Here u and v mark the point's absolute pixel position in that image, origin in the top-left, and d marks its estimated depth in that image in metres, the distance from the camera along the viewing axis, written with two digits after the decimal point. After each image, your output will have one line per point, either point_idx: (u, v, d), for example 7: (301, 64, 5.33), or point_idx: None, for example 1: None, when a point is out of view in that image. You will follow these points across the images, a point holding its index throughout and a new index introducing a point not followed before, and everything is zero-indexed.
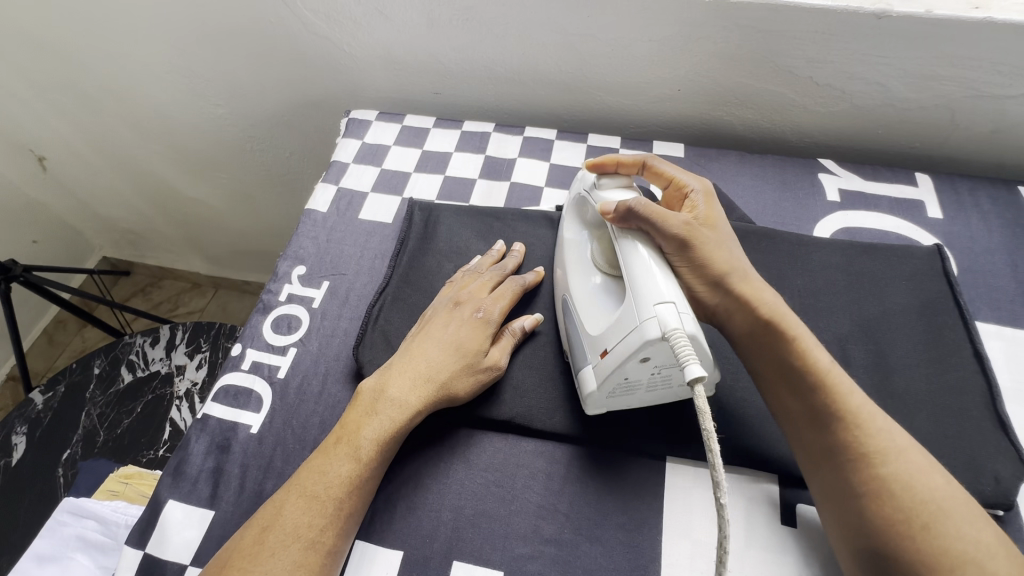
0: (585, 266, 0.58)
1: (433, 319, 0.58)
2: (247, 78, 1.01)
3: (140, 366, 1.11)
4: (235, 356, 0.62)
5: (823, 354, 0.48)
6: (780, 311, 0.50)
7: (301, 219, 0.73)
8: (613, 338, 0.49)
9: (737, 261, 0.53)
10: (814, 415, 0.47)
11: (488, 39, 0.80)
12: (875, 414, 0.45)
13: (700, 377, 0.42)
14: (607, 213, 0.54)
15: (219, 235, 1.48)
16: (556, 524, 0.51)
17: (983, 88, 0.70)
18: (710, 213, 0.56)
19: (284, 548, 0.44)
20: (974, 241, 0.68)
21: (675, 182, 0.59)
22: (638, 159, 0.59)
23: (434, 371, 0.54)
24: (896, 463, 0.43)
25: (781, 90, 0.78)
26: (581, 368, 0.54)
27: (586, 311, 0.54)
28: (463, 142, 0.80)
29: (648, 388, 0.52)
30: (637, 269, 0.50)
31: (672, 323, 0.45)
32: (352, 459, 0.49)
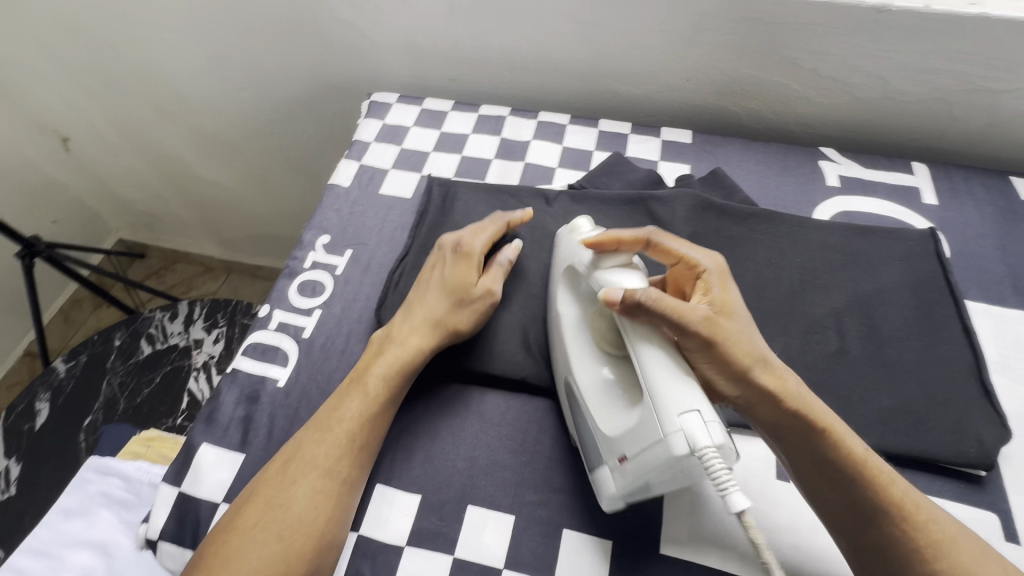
0: (589, 352, 0.54)
1: (424, 271, 0.63)
2: (272, 62, 1.05)
3: (160, 339, 1.14)
4: (263, 317, 0.65)
5: (856, 439, 0.48)
6: (808, 400, 0.48)
7: (325, 193, 0.77)
8: (632, 445, 0.45)
9: (760, 348, 0.49)
10: (863, 514, 0.46)
11: (505, 27, 0.84)
12: (918, 502, 0.46)
13: (745, 508, 0.39)
14: (614, 304, 0.48)
15: (234, 219, 1.53)
16: (565, 474, 0.55)
17: (978, 81, 0.74)
18: (726, 298, 0.52)
19: (310, 484, 0.49)
20: (967, 226, 0.71)
21: (684, 260, 0.55)
22: (642, 236, 0.54)
23: (430, 313, 0.58)
24: (948, 556, 0.44)
25: (785, 81, 0.81)
26: (597, 467, 0.51)
27: (599, 409, 0.50)
28: (480, 124, 0.84)
29: (673, 483, 0.48)
30: (656, 372, 0.44)
31: (701, 439, 0.40)
32: (362, 396, 0.54)
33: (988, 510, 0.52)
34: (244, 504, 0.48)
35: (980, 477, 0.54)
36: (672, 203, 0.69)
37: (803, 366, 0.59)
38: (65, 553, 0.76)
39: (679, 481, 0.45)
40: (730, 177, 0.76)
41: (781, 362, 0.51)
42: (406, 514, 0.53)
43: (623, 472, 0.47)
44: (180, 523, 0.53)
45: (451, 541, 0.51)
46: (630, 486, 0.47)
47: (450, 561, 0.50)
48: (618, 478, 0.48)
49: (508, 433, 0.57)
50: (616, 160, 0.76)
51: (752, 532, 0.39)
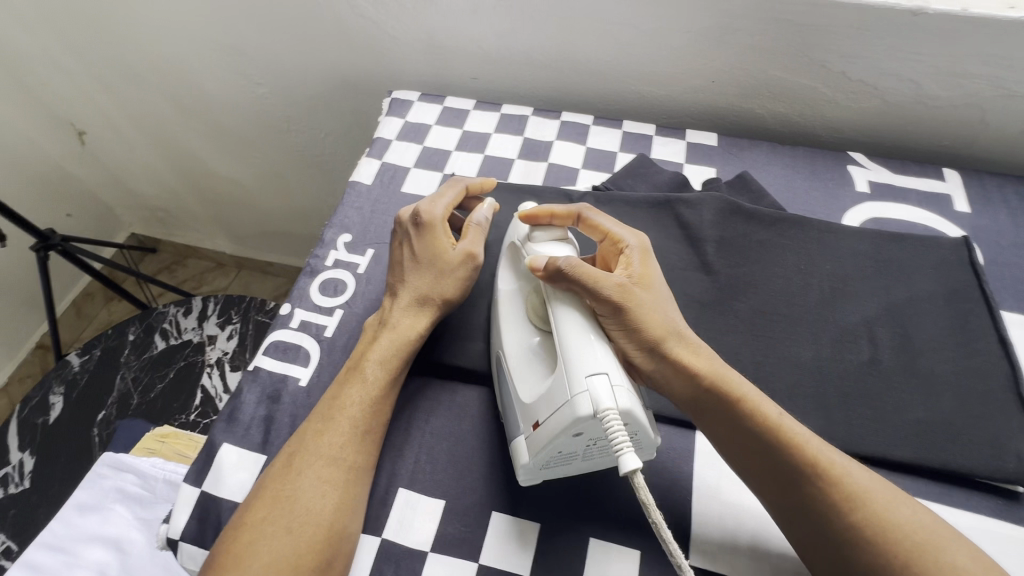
0: (519, 324, 0.56)
1: (395, 247, 0.61)
2: (291, 58, 1.05)
3: (173, 335, 1.14)
4: (284, 315, 0.65)
5: (770, 405, 0.49)
6: (718, 371, 0.51)
7: (346, 191, 0.76)
8: (544, 411, 0.48)
9: (673, 322, 0.53)
10: (779, 474, 0.47)
11: (530, 25, 0.83)
12: (830, 456, 0.47)
13: (636, 468, 0.41)
14: (538, 271, 0.53)
15: (247, 216, 1.52)
16: (591, 482, 0.53)
17: (1013, 86, 0.72)
18: (645, 272, 0.55)
19: (316, 474, 0.48)
20: (1001, 234, 0.69)
21: (610, 236, 0.59)
22: (573, 212, 0.59)
23: (415, 288, 0.58)
24: (865, 507, 0.44)
25: (814, 85, 0.80)
26: (513, 438, 0.52)
27: (521, 377, 0.52)
28: (503, 124, 0.83)
29: (584, 458, 0.50)
30: (572, 338, 0.49)
31: (604, 401, 0.44)
32: (361, 384, 0.53)
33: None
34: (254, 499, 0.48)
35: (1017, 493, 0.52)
36: (699, 207, 0.68)
37: (834, 376, 0.58)
38: (80, 548, 0.77)
39: (584, 447, 0.48)
40: (757, 181, 0.74)
41: (694, 335, 0.54)
42: (430, 519, 0.52)
43: (536, 442, 0.48)
44: (202, 523, 0.52)
45: (476, 547, 0.51)
46: (540, 456, 0.48)
47: (476, 568, 0.50)
48: (529, 448, 0.49)
49: None
50: (642, 162, 0.75)
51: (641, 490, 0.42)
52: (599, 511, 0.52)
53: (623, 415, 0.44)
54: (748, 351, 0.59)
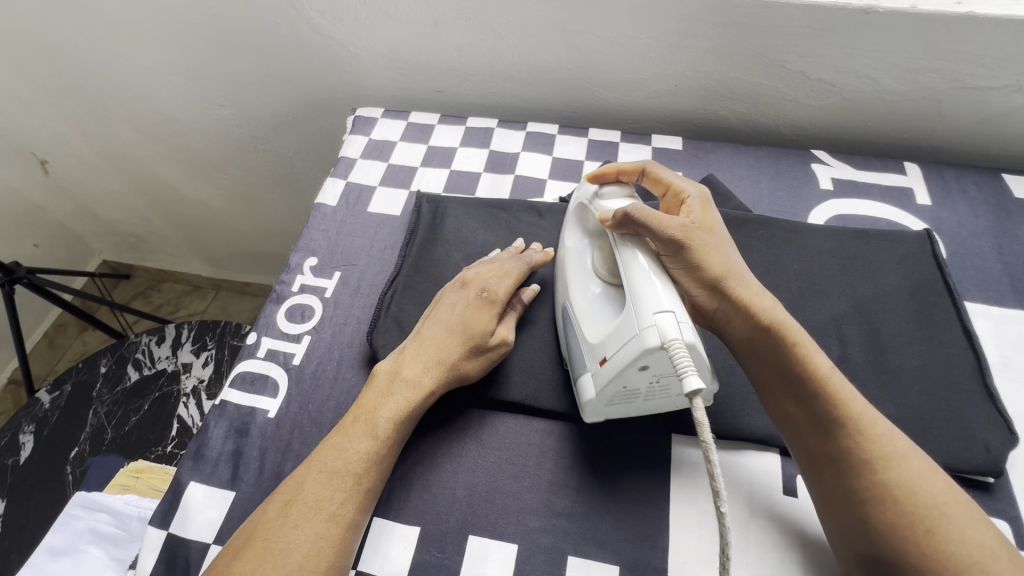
0: (585, 274, 0.58)
1: (441, 304, 0.59)
2: (253, 78, 1.03)
3: (147, 364, 1.12)
4: (250, 345, 0.63)
5: (822, 359, 0.49)
6: (778, 317, 0.51)
7: (311, 213, 0.75)
8: (612, 346, 0.49)
9: (735, 266, 0.53)
10: (823, 424, 0.47)
11: (491, 38, 0.83)
12: (877, 419, 0.47)
13: (699, 389, 0.42)
14: (606, 221, 0.55)
15: (220, 237, 1.50)
16: (567, 497, 0.53)
17: (966, 79, 0.74)
18: (706, 219, 0.56)
19: (303, 524, 0.46)
20: (962, 225, 0.70)
21: (672, 189, 0.60)
22: (638, 167, 0.62)
23: (444, 353, 0.55)
24: (898, 470, 0.44)
25: (774, 85, 0.81)
26: (579, 377, 0.54)
27: (586, 320, 0.54)
28: (468, 138, 0.82)
29: (648, 397, 0.51)
30: (637, 275, 0.50)
31: (671, 332, 0.45)
32: (370, 437, 0.51)
33: (1000, 517, 0.51)
34: (244, 546, 0.46)
35: (989, 484, 0.53)
36: None
37: None
38: None
39: (649, 381, 0.49)
40: (723, 183, 0.75)
41: (755, 280, 0.54)
42: (405, 548, 0.51)
43: (601, 375, 0.50)
44: (170, 568, 0.50)
45: (453, 573, 0.50)
46: (607, 388, 0.50)
47: None
48: (595, 382, 0.51)
49: (511, 457, 0.55)
50: None
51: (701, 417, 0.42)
52: (579, 525, 0.51)
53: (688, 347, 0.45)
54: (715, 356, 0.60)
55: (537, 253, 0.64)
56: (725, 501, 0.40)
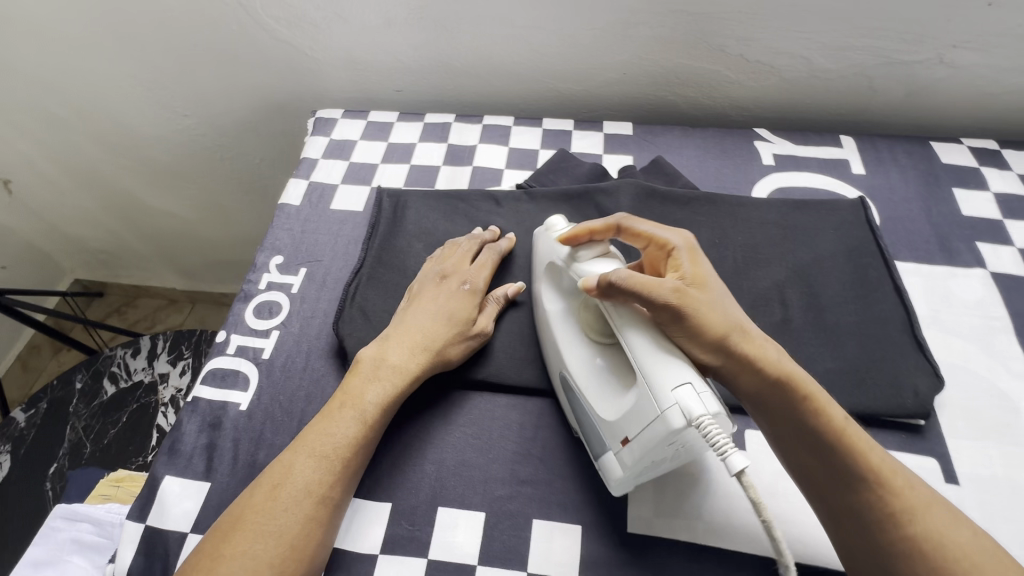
0: (579, 340, 0.56)
1: (422, 294, 0.62)
2: (215, 87, 1.04)
3: (123, 377, 1.12)
4: (220, 342, 0.65)
5: (836, 410, 0.47)
6: (788, 368, 0.47)
7: (275, 213, 0.77)
8: (633, 427, 0.47)
9: (735, 318, 0.49)
10: (846, 480, 0.45)
11: (444, 36, 0.86)
12: (897, 469, 0.46)
13: (745, 467, 0.41)
14: (590, 289, 0.51)
15: (192, 248, 1.50)
16: (532, 465, 0.56)
17: (891, 55, 0.78)
18: (698, 271, 0.51)
19: (292, 506, 0.48)
20: (894, 191, 0.75)
21: (654, 240, 0.54)
22: (612, 224, 0.55)
23: (426, 337, 0.58)
24: (921, 521, 0.43)
25: (716, 68, 0.85)
26: (601, 455, 0.52)
27: (594, 397, 0.52)
28: (426, 133, 0.85)
29: (672, 460, 0.50)
30: (644, 351, 0.47)
31: (696, 409, 0.43)
32: (358, 421, 0.53)
33: (931, 456, 0.55)
34: (230, 529, 0.47)
35: (920, 427, 0.57)
36: (617, 194, 0.72)
37: None
38: None
39: (676, 449, 0.48)
40: (671, 164, 0.78)
41: (759, 330, 0.50)
42: (377, 523, 0.53)
43: (626, 456, 0.48)
44: (149, 558, 0.52)
45: (424, 543, 0.52)
46: (637, 467, 0.48)
47: (425, 563, 0.51)
48: (622, 462, 0.49)
49: (475, 432, 0.58)
50: (563, 156, 0.78)
51: (751, 490, 0.42)
52: (543, 493, 0.54)
53: (716, 419, 0.43)
54: None
55: (487, 233, 0.69)
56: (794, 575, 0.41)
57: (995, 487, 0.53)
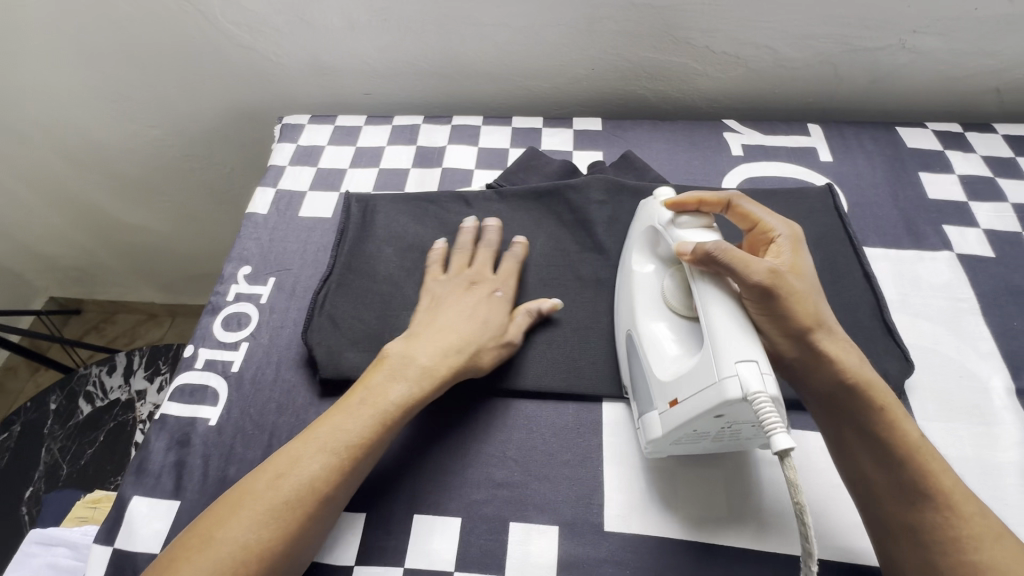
0: (655, 303, 0.57)
1: (455, 297, 0.61)
2: (179, 97, 1.02)
3: (99, 396, 1.10)
4: (188, 357, 0.64)
5: (913, 426, 0.49)
6: (871, 378, 0.49)
7: (242, 223, 0.75)
8: (687, 390, 0.48)
9: (825, 316, 0.51)
10: (910, 489, 0.46)
11: (408, 37, 0.85)
12: (968, 495, 0.46)
13: (789, 448, 0.42)
14: (684, 254, 0.53)
15: (168, 260, 1.47)
16: (507, 468, 0.55)
17: (854, 42, 0.79)
18: (795, 264, 0.53)
19: (293, 498, 0.47)
20: (861, 178, 0.75)
21: (760, 225, 0.57)
22: (723, 200, 0.58)
23: (466, 339, 0.57)
24: (985, 548, 0.43)
25: (683, 60, 0.85)
26: (647, 413, 0.53)
27: (655, 356, 0.53)
28: (395, 136, 0.84)
29: (714, 440, 0.51)
30: (720, 323, 0.48)
31: (755, 386, 0.44)
32: (376, 420, 0.52)
33: None
34: (225, 516, 0.46)
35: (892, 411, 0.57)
36: (587, 190, 0.71)
37: None
38: None
39: (721, 425, 0.48)
40: (641, 158, 0.78)
41: (844, 332, 0.52)
42: (351, 533, 0.52)
43: (672, 416, 0.49)
44: None
45: (400, 552, 0.51)
46: (678, 431, 0.49)
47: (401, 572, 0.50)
48: (664, 422, 0.51)
49: (450, 435, 0.57)
50: (532, 154, 0.78)
51: (792, 472, 0.42)
52: (519, 495, 0.54)
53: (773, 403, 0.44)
54: None
55: (489, 230, 0.67)
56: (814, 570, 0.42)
57: (965, 466, 0.53)
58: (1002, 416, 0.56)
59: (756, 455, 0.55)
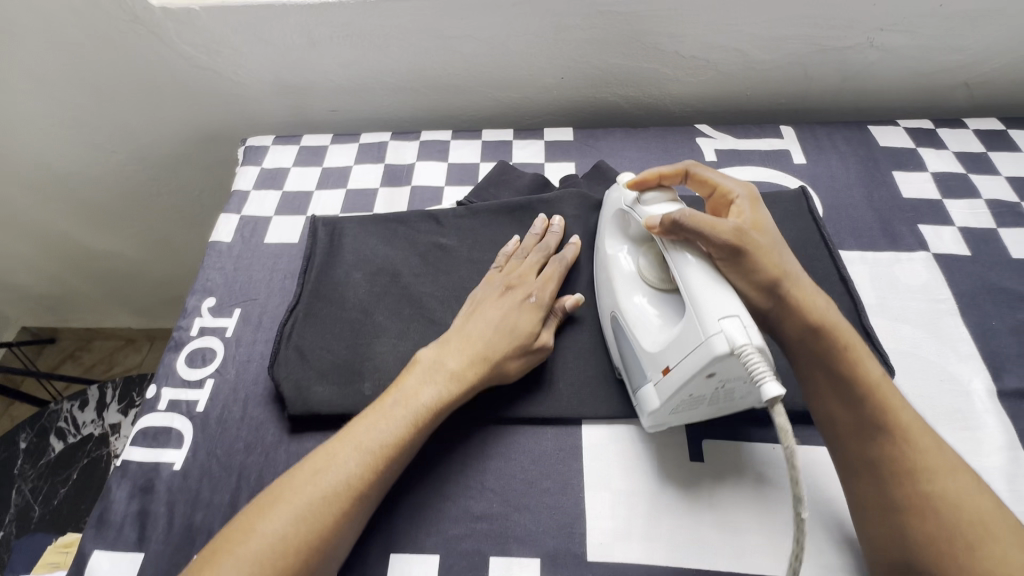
0: (634, 280, 0.58)
1: (489, 301, 0.59)
2: (140, 121, 0.99)
3: (72, 432, 1.07)
4: (150, 398, 0.61)
5: (875, 366, 0.49)
6: (833, 320, 0.50)
7: (205, 252, 0.73)
8: (676, 355, 0.48)
9: (788, 267, 0.52)
10: (876, 429, 0.47)
11: (372, 52, 0.82)
12: (925, 430, 0.47)
13: (778, 395, 0.42)
14: (653, 227, 0.53)
15: (141, 284, 1.42)
16: (486, 499, 0.53)
17: (822, 42, 0.78)
18: (756, 219, 0.54)
19: (329, 496, 0.46)
20: (835, 179, 0.75)
21: (719, 189, 0.58)
22: (681, 170, 0.59)
23: (486, 348, 0.55)
24: (942, 480, 0.44)
25: (652, 66, 0.83)
26: (640, 387, 0.53)
27: (641, 331, 0.54)
28: (362, 154, 0.82)
29: (711, 403, 0.51)
30: (696, 281, 0.48)
31: (740, 338, 0.44)
32: (408, 423, 0.50)
33: None
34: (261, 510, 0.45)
35: None
36: (559, 204, 0.70)
37: None
38: None
39: (719, 385, 0.48)
40: (614, 168, 0.77)
41: (810, 280, 0.53)
42: None
43: (665, 384, 0.50)
44: None
45: None
46: (671, 398, 0.49)
47: None
48: (659, 392, 0.51)
49: (426, 467, 0.55)
50: (503, 168, 0.76)
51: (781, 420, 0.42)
52: (500, 528, 0.52)
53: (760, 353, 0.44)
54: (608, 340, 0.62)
55: (555, 225, 0.67)
56: (804, 506, 0.42)
57: None
58: (984, 419, 0.55)
59: (737, 474, 0.54)
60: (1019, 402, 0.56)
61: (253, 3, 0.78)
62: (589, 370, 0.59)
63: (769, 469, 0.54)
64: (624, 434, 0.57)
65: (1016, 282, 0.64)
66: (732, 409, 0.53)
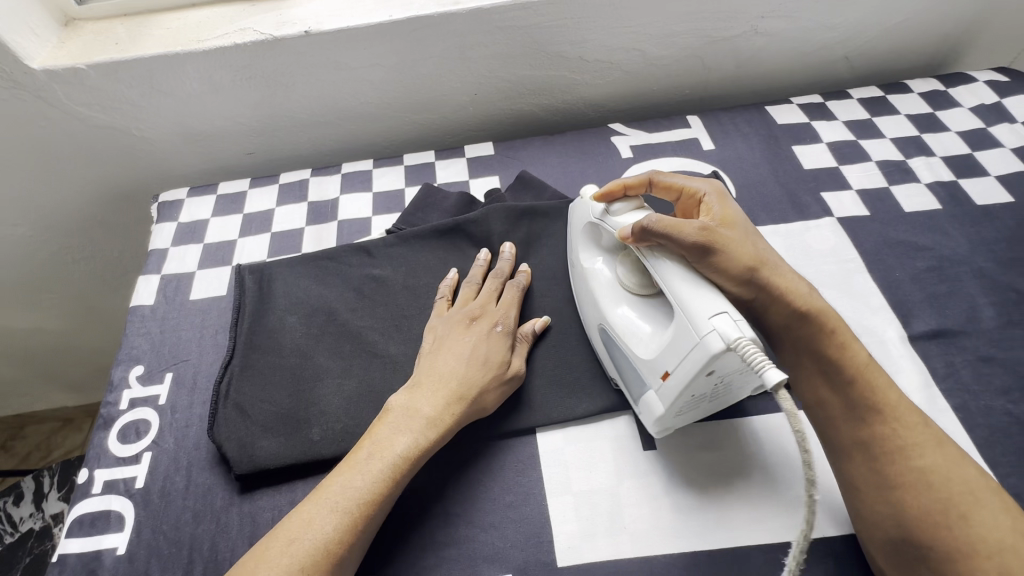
0: (615, 291, 0.58)
1: (456, 334, 0.59)
2: (40, 188, 0.93)
3: (9, 531, 0.99)
4: (83, 483, 0.57)
5: (861, 349, 0.52)
6: (818, 304, 0.52)
7: (127, 319, 0.69)
8: (672, 359, 0.49)
9: (766, 255, 0.53)
10: (870, 410, 0.49)
11: (280, 90, 0.81)
12: (911, 407, 0.50)
13: (782, 380, 0.41)
14: (625, 237, 0.55)
15: (72, 357, 1.31)
16: (450, 524, 0.53)
17: (713, 33, 0.83)
18: (727, 215, 0.56)
19: (307, 564, 0.44)
20: (743, 160, 0.79)
21: (685, 191, 0.60)
22: (643, 179, 0.61)
23: (456, 386, 0.54)
24: (931, 454, 0.47)
25: (560, 74, 0.86)
26: (643, 398, 0.54)
27: (632, 341, 0.54)
28: (284, 195, 0.81)
29: (709, 398, 0.52)
30: (679, 287, 0.50)
31: (733, 332, 0.44)
32: (377, 476, 0.49)
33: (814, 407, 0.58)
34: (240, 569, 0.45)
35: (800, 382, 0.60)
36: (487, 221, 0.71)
37: None
38: None
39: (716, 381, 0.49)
40: (537, 177, 0.78)
41: (789, 268, 0.54)
42: None
43: (668, 390, 0.50)
44: None
45: None
46: (674, 402, 0.50)
47: None
48: (662, 398, 0.51)
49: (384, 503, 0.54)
50: (428, 191, 0.76)
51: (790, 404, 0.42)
52: (465, 550, 0.52)
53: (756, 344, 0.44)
54: (549, 345, 0.63)
55: (506, 253, 0.67)
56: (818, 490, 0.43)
57: None
58: (901, 363, 0.59)
59: (688, 456, 0.56)
60: (928, 343, 0.61)
61: (146, 55, 0.75)
62: (536, 379, 0.60)
63: (716, 445, 0.57)
64: (576, 434, 0.58)
65: (910, 233, 0.70)
66: (727, 398, 0.55)
